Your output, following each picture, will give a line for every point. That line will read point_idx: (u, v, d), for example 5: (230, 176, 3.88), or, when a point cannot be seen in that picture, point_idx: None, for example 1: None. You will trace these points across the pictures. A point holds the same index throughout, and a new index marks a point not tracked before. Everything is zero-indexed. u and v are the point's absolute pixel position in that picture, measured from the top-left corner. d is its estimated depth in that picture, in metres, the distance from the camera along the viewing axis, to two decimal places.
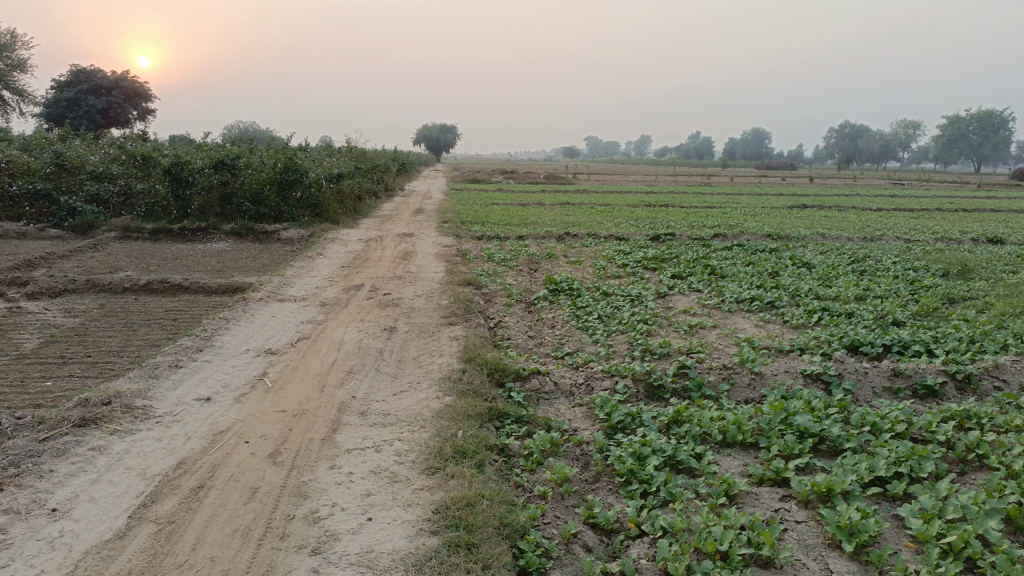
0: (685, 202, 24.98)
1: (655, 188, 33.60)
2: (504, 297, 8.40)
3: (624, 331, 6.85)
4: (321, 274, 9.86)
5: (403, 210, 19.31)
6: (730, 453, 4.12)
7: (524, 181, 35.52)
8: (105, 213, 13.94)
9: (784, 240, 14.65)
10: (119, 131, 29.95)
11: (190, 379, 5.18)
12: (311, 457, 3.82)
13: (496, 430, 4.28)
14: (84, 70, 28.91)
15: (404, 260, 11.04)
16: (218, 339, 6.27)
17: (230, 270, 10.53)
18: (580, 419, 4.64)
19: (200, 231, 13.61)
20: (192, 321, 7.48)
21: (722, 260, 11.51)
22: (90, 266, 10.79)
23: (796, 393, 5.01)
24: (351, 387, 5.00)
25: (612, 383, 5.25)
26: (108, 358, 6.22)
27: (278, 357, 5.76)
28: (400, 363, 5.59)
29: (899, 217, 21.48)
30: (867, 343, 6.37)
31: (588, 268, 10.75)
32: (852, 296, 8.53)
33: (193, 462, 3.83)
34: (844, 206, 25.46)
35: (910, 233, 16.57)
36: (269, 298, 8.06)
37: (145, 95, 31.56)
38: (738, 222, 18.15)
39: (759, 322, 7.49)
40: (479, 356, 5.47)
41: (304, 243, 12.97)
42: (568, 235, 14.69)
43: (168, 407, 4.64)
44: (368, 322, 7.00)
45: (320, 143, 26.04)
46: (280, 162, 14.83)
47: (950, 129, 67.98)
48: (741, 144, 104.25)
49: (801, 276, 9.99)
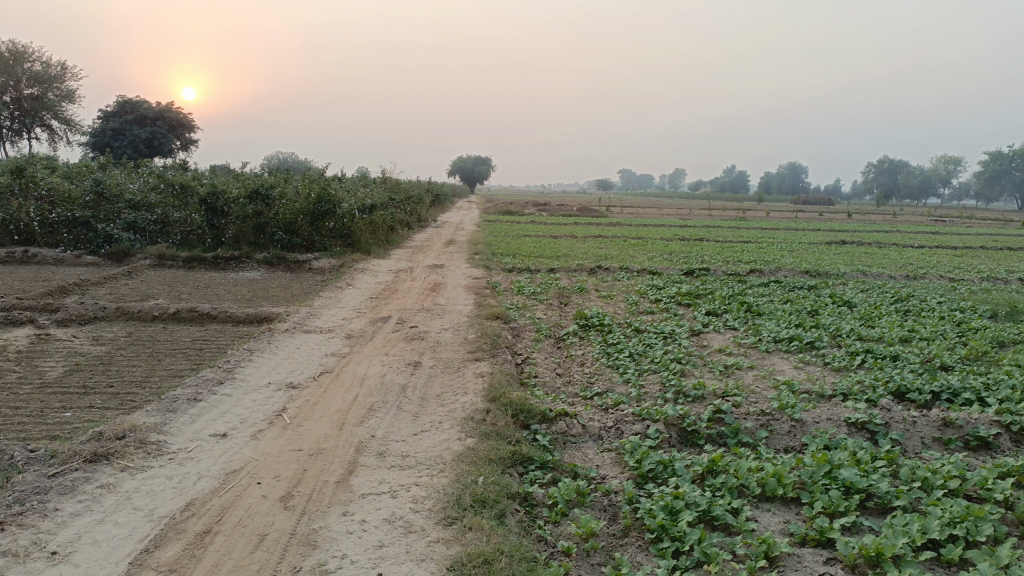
0: (720, 237, 24.63)
1: (689, 222, 33.32)
2: (532, 332, 8.21)
3: (657, 370, 6.61)
4: (349, 305, 9.77)
5: (436, 241, 19.29)
6: (769, 508, 3.85)
7: (557, 214, 35.43)
8: (141, 241, 14.09)
9: (824, 277, 14.27)
10: (162, 159, 30.57)
11: (207, 413, 5.05)
12: (323, 502, 3.64)
13: (519, 477, 4.06)
14: (131, 101, 29.68)
15: (433, 292, 10.93)
16: (240, 372, 6.16)
17: (259, 300, 10.50)
18: (609, 467, 4.41)
19: (233, 259, 13.67)
20: (217, 352, 7.40)
21: (759, 296, 11.22)
22: (122, 293, 10.84)
23: (840, 444, 4.73)
24: (370, 425, 4.82)
25: (642, 427, 5.01)
26: (130, 388, 6.14)
27: (299, 392, 5.62)
28: (423, 401, 5.41)
29: (942, 254, 20.94)
30: (914, 389, 6.05)
31: (620, 303, 10.53)
32: (896, 338, 8.18)
33: (203, 503, 3.67)
34: (884, 243, 24.91)
35: (954, 271, 16.08)
36: (294, 330, 7.96)
37: (189, 125, 32.26)
38: (775, 257, 17.80)
39: (799, 364, 7.19)
40: (504, 395, 5.27)
41: (335, 274, 12.94)
42: (600, 268, 14.49)
43: (183, 443, 4.51)
44: (393, 356, 6.85)
45: (356, 174, 26.32)
46: (314, 193, 14.90)
47: (992, 166, 66.72)
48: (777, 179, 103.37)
49: (841, 315, 9.66)
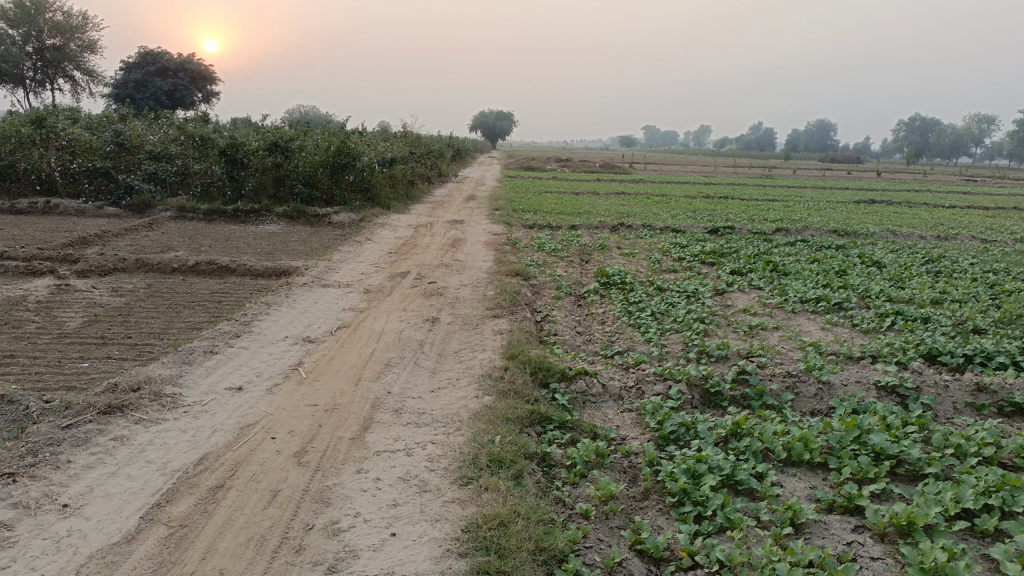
0: (745, 195, 24.18)
1: (714, 179, 32.72)
2: (553, 289, 8.07)
3: (679, 330, 6.46)
4: (368, 260, 9.67)
5: (456, 197, 19.09)
6: (795, 473, 3.74)
7: (580, 171, 34.99)
8: (162, 193, 14.05)
9: (852, 237, 13.93)
10: (184, 112, 30.44)
11: (223, 366, 4.99)
12: (337, 459, 3.57)
13: (537, 436, 3.97)
14: (152, 52, 29.47)
15: (452, 248, 10.79)
16: (257, 325, 6.09)
17: (278, 253, 10.42)
18: (629, 428, 4.30)
19: (253, 212, 13.60)
20: (235, 305, 7.35)
21: (784, 256, 10.97)
22: (142, 245, 10.82)
23: (868, 408, 4.59)
24: (387, 381, 4.75)
25: (664, 387, 4.89)
26: (148, 340, 6.11)
27: (316, 346, 5.56)
28: (441, 358, 5.32)
29: (973, 215, 20.42)
30: (946, 352, 5.86)
31: (641, 261, 10.35)
32: (927, 300, 7.95)
33: (216, 458, 3.62)
34: (914, 202, 24.31)
35: (986, 232, 15.65)
36: (312, 283, 7.88)
37: (210, 78, 32.00)
38: (801, 216, 17.42)
39: (826, 325, 7.00)
40: (523, 353, 5.16)
41: (354, 228, 12.85)
42: (623, 225, 14.26)
43: (197, 396, 4.45)
44: (411, 311, 6.76)
45: (378, 128, 26.02)
46: (333, 146, 14.72)
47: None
48: (805, 136, 101.50)
49: (870, 276, 9.42)
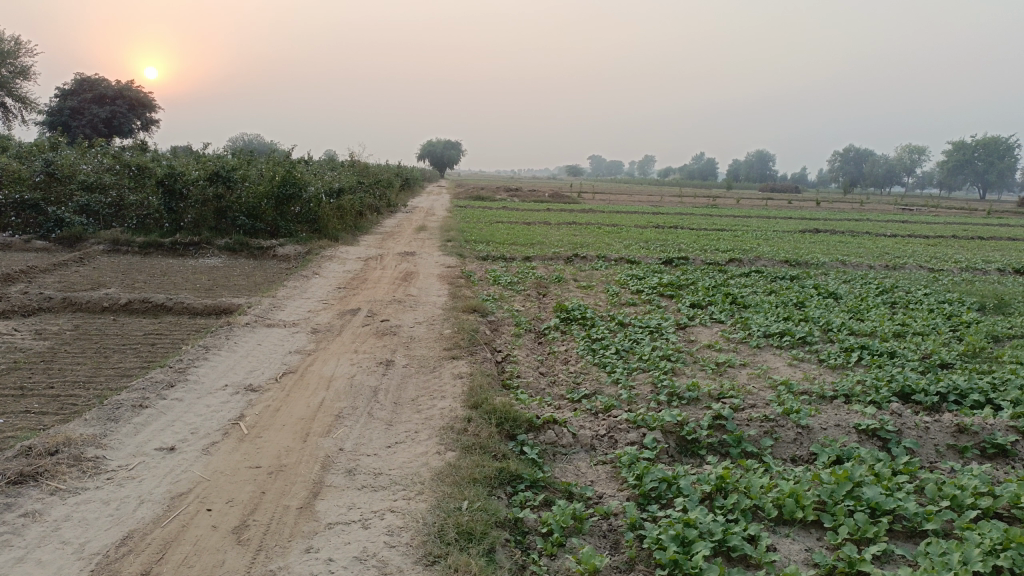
0: (693, 224, 24.38)
1: (662, 209, 33.08)
2: (511, 326, 7.74)
3: (646, 369, 6.18)
4: (315, 296, 9.20)
5: (406, 227, 18.68)
6: (788, 534, 3.45)
7: (528, 200, 34.95)
8: (95, 226, 13.32)
9: (804, 267, 13.98)
10: (122, 140, 29.45)
11: (155, 423, 4.50)
12: (283, 534, 3.15)
13: (507, 499, 3.60)
14: (89, 79, 28.54)
15: (404, 282, 10.39)
16: (194, 372, 5.59)
17: (219, 290, 9.86)
18: (604, 485, 3.97)
19: (192, 245, 12.98)
20: (170, 348, 6.80)
21: (741, 287, 10.87)
22: (72, 281, 10.14)
23: (853, 456, 4.35)
24: (339, 436, 4.33)
25: (638, 435, 4.58)
26: (71, 391, 5.54)
27: (260, 396, 5.10)
28: (397, 406, 4.92)
29: (916, 243, 20.89)
30: (919, 390, 5.69)
31: (600, 294, 10.10)
32: (890, 333, 7.86)
33: (142, 537, 3.15)
34: (857, 231, 24.81)
35: (931, 261, 15.92)
36: (256, 323, 7.39)
37: (151, 106, 31.12)
38: (752, 246, 17.52)
39: (793, 361, 6.81)
40: (487, 401, 4.80)
41: (301, 261, 12.34)
42: (577, 257, 14.05)
43: (123, 459, 3.96)
44: (363, 353, 6.33)
45: (325, 157, 25.53)
46: (278, 176, 14.23)
47: (955, 155, 67.67)
48: (746, 166, 104.13)
49: (830, 307, 9.34)
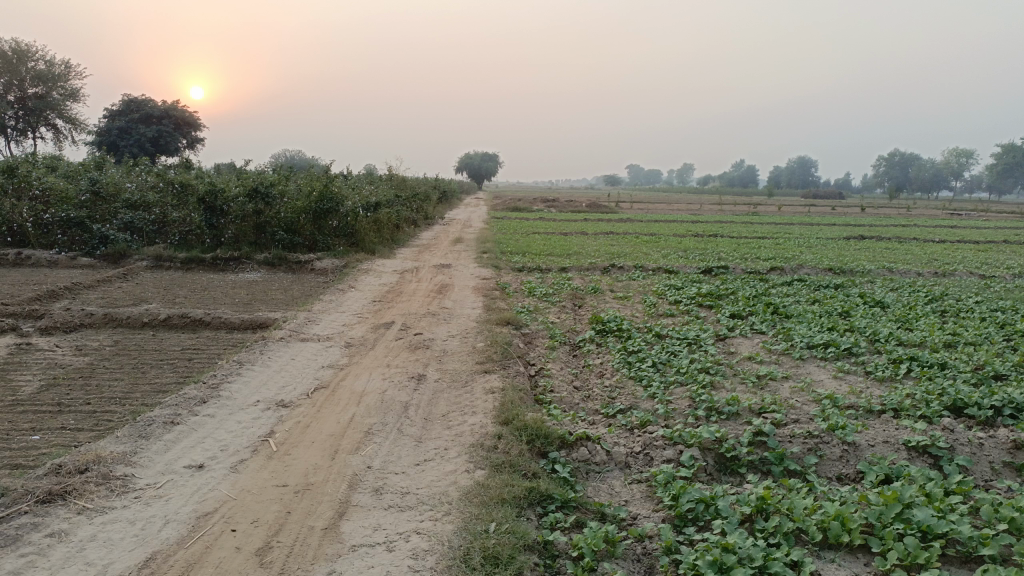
0: (733, 232, 23.99)
1: (701, 218, 32.67)
2: (546, 338, 7.63)
3: (684, 383, 6.01)
4: (350, 310, 9.20)
5: (443, 239, 18.71)
6: (833, 559, 3.27)
7: (566, 210, 34.83)
8: (138, 242, 13.57)
9: (849, 275, 13.61)
10: (168, 158, 30.11)
11: (184, 440, 4.48)
12: (306, 557, 3.08)
13: (536, 520, 3.48)
14: (136, 99, 29.28)
15: (439, 295, 10.35)
16: (227, 388, 5.59)
17: (256, 304, 9.93)
18: (639, 505, 3.83)
19: (232, 260, 13.13)
20: (206, 363, 6.83)
21: (783, 297, 10.60)
22: (114, 297, 10.32)
23: (903, 474, 4.14)
24: (367, 453, 4.26)
25: (675, 452, 4.43)
26: (107, 407, 5.58)
27: (290, 412, 5.06)
28: (428, 423, 4.84)
29: (965, 249, 20.26)
30: (972, 404, 5.42)
31: (637, 305, 9.94)
32: (940, 343, 7.56)
33: (165, 559, 3.11)
34: (904, 237, 24.16)
35: (982, 267, 15.40)
36: (290, 338, 7.40)
37: (195, 124, 31.77)
38: (794, 254, 17.14)
39: (838, 373, 6.57)
40: (518, 417, 4.69)
41: (338, 275, 12.40)
42: (614, 267, 13.88)
43: (151, 478, 3.94)
44: (395, 368, 6.28)
45: (363, 171, 25.76)
46: (316, 191, 14.35)
47: (1005, 158, 65.74)
48: (788, 173, 102.59)
49: (876, 317, 9.05)
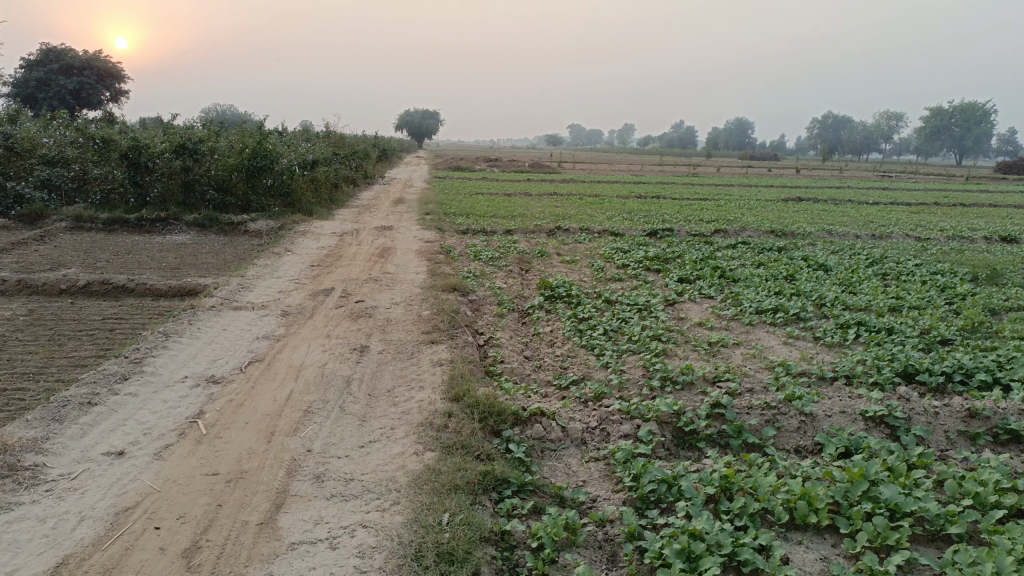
0: (676, 194, 24.00)
1: (643, 179, 32.70)
2: (493, 305, 7.37)
3: (636, 351, 5.85)
4: (287, 275, 8.76)
5: (384, 200, 18.16)
6: (801, 542, 3.14)
7: (508, 171, 34.33)
8: (57, 202, 12.71)
9: (790, 238, 13.68)
10: (91, 112, 28.46)
11: (103, 423, 4.10)
12: (239, 558, 2.80)
13: (492, 507, 3.26)
14: (55, 49, 27.51)
15: (381, 258, 9.96)
16: (151, 363, 5.18)
17: (185, 269, 9.38)
18: (597, 485, 3.65)
19: (159, 221, 12.43)
20: (130, 334, 6.37)
21: (730, 260, 10.55)
22: (30, 261, 9.61)
23: (862, 447, 4.06)
24: (307, 435, 3.96)
25: (632, 427, 4.26)
26: (19, 384, 5.08)
27: (222, 389, 4.70)
28: (371, 399, 4.55)
29: (899, 211, 20.74)
30: (923, 370, 5.41)
31: (584, 269, 9.75)
32: (886, 307, 7.59)
33: (78, 564, 2.77)
34: (840, 199, 24.56)
35: (917, 229, 15.74)
36: (222, 306, 6.96)
37: (120, 76, 30.05)
38: (737, 216, 17.24)
39: (789, 339, 6.51)
40: (468, 392, 4.44)
41: (273, 237, 11.85)
42: (560, 229, 13.67)
43: (65, 468, 3.56)
44: (335, 338, 5.94)
45: (300, 127, 24.84)
46: (248, 148, 13.67)
47: (934, 122, 67.67)
48: (726, 134, 103.81)
49: (821, 280, 9.06)
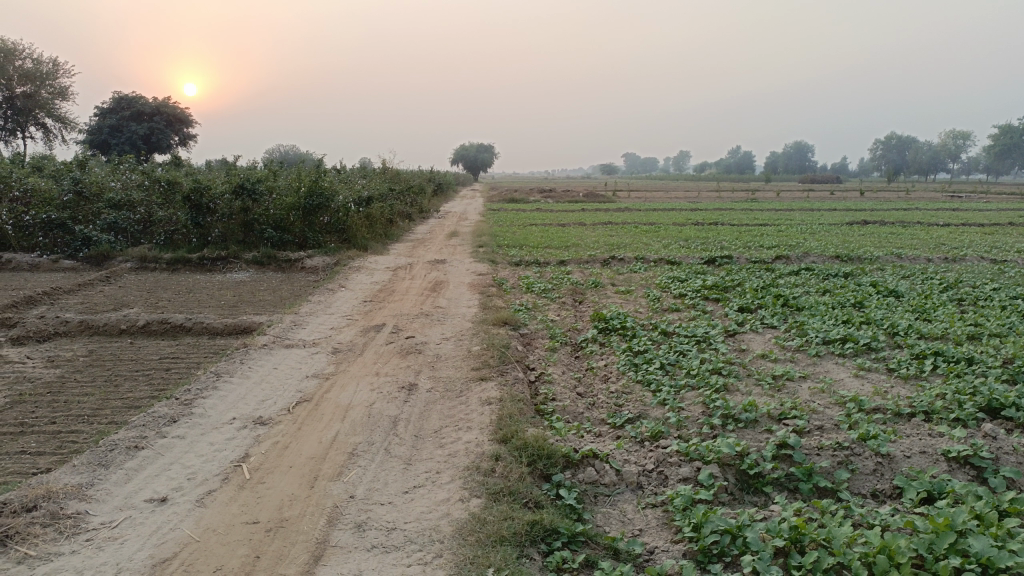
0: (734, 220, 23.55)
1: (700, 205, 32.22)
2: (545, 339, 7.19)
3: (696, 386, 5.58)
4: (339, 312, 8.76)
5: (438, 233, 18.24)
6: None
7: (563, 201, 34.26)
8: (123, 243, 13.07)
9: (856, 263, 13.16)
10: (160, 156, 29.54)
11: (149, 468, 4.04)
12: None
13: (540, 561, 3.07)
14: (127, 96, 28.73)
15: (433, 293, 9.90)
16: (201, 404, 5.15)
17: (241, 307, 9.47)
18: (654, 535, 3.41)
19: (220, 260, 12.66)
20: (184, 374, 6.39)
21: (792, 287, 10.16)
22: (95, 302, 9.85)
23: (946, 491, 3.71)
24: (351, 480, 3.83)
25: (692, 470, 4.01)
26: (73, 426, 5.08)
27: (268, 431, 4.63)
28: (418, 441, 4.40)
29: (971, 232, 19.84)
30: (1010, 405, 4.99)
31: (640, 300, 9.51)
32: (963, 335, 7.14)
33: None
34: (907, 221, 23.69)
35: (991, 251, 14.98)
36: (274, 344, 6.95)
37: (188, 120, 31.18)
38: (798, 241, 16.71)
39: (859, 372, 6.14)
40: (518, 434, 4.26)
41: (329, 273, 11.94)
42: (615, 259, 13.44)
43: (106, 516, 3.50)
44: (384, 376, 5.84)
45: (358, 164, 25.29)
46: (305, 186, 13.88)
47: (1003, 139, 65.19)
48: (785, 158, 102.03)
49: (891, 307, 8.62)
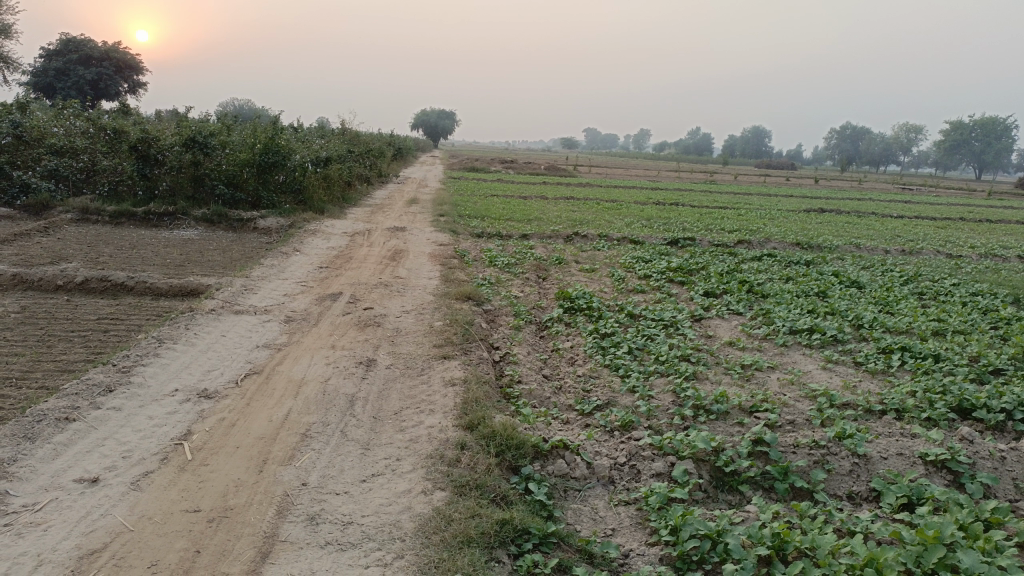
0: (695, 201, 23.54)
1: (660, 184, 32.24)
2: (509, 316, 6.94)
3: (665, 373, 5.40)
4: (293, 277, 8.37)
5: (397, 199, 17.78)
6: None
7: (524, 173, 33.89)
8: (64, 193, 12.35)
9: (817, 251, 13.19)
10: (108, 103, 28.26)
11: (79, 443, 3.69)
12: None
13: (510, 565, 2.85)
14: (74, 39, 27.29)
15: (392, 262, 9.54)
16: (140, 373, 4.77)
17: (188, 267, 9.00)
18: (628, 536, 3.21)
19: (167, 215, 12.06)
20: (124, 337, 5.97)
21: (756, 273, 10.08)
22: (30, 254, 9.25)
23: (926, 497, 3.58)
24: (304, 465, 3.54)
25: (665, 465, 3.82)
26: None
27: (215, 405, 4.30)
28: (377, 423, 4.13)
29: (924, 225, 20.13)
30: (980, 406, 4.91)
31: (605, 279, 9.31)
32: (927, 331, 7.10)
33: None
34: (863, 211, 23.97)
35: (945, 245, 15.20)
36: (223, 309, 6.55)
37: (139, 67, 29.83)
38: (759, 226, 16.73)
39: (827, 364, 6.04)
40: (484, 421, 4.02)
41: (283, 235, 11.47)
42: (578, 235, 13.22)
43: (29, 497, 3.15)
44: (341, 350, 5.53)
45: (317, 123, 24.53)
46: (260, 143, 13.29)
47: (953, 135, 66.64)
48: (744, 142, 102.98)
49: (855, 298, 8.58)
